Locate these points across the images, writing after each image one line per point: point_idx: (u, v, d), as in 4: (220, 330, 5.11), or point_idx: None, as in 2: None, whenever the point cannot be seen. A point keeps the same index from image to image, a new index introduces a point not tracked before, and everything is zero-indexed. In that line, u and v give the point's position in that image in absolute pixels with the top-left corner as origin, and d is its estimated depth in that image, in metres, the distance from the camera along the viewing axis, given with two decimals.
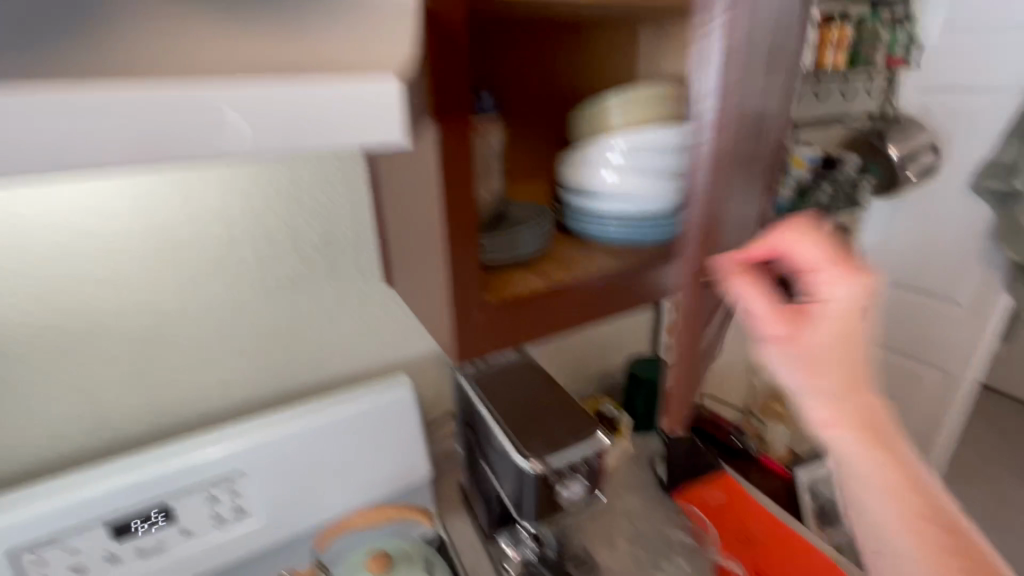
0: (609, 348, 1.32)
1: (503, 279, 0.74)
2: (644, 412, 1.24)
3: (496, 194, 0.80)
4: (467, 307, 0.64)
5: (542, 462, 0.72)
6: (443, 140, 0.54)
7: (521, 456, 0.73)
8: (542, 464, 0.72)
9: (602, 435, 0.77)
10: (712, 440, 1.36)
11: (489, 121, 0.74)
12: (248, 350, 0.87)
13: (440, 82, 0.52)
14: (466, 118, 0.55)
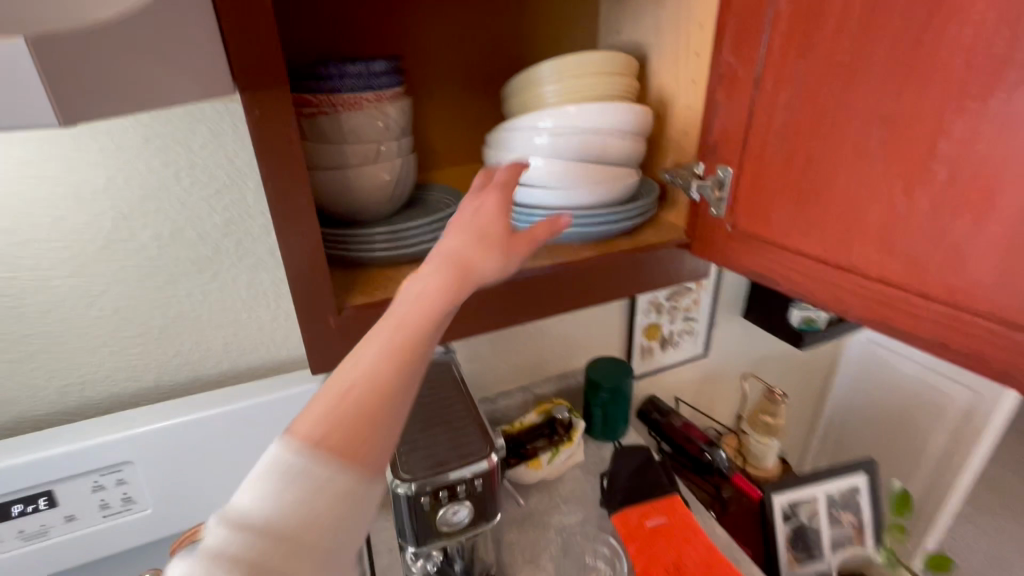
0: (573, 347, 1.22)
1: (386, 278, 0.66)
2: (601, 418, 1.15)
3: (398, 178, 0.72)
4: (318, 314, 0.56)
5: (416, 484, 0.65)
6: (255, 121, 0.46)
7: (392, 477, 0.67)
8: (415, 486, 0.65)
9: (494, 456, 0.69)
10: (682, 453, 1.25)
11: (381, 95, 0.66)
12: (156, 333, 0.84)
13: (246, 51, 0.44)
14: (283, 94, 0.46)
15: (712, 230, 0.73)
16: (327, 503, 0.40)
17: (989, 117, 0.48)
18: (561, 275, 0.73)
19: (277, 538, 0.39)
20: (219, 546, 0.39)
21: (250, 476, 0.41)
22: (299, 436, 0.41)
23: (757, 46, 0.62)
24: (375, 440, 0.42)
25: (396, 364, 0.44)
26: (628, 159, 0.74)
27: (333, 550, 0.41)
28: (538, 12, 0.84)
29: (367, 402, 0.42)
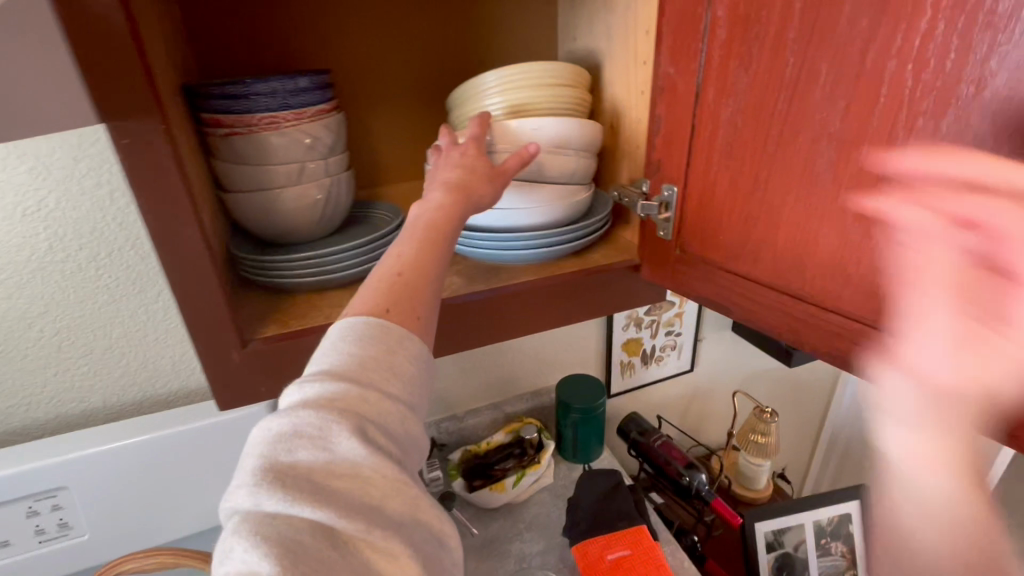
0: (546, 364, 1.17)
1: (306, 308, 0.63)
2: (571, 438, 1.11)
3: (333, 197, 0.69)
4: (218, 348, 0.54)
5: None
6: (126, 148, 0.44)
7: None
8: None
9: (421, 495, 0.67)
10: (661, 474, 1.20)
11: (308, 114, 0.62)
12: (99, 355, 0.82)
13: (105, 79, 0.41)
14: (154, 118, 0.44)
15: (662, 251, 0.67)
16: (400, 356, 0.47)
17: (942, 133, 0.42)
18: (499, 299, 0.67)
19: (368, 384, 0.45)
20: (317, 390, 0.43)
21: (324, 348, 0.47)
22: (362, 307, 0.50)
23: (698, 58, 0.56)
24: (422, 307, 0.51)
25: (429, 251, 0.54)
26: (577, 174, 0.69)
27: (408, 401, 0.47)
28: (488, 19, 0.80)
29: (409, 278, 0.52)
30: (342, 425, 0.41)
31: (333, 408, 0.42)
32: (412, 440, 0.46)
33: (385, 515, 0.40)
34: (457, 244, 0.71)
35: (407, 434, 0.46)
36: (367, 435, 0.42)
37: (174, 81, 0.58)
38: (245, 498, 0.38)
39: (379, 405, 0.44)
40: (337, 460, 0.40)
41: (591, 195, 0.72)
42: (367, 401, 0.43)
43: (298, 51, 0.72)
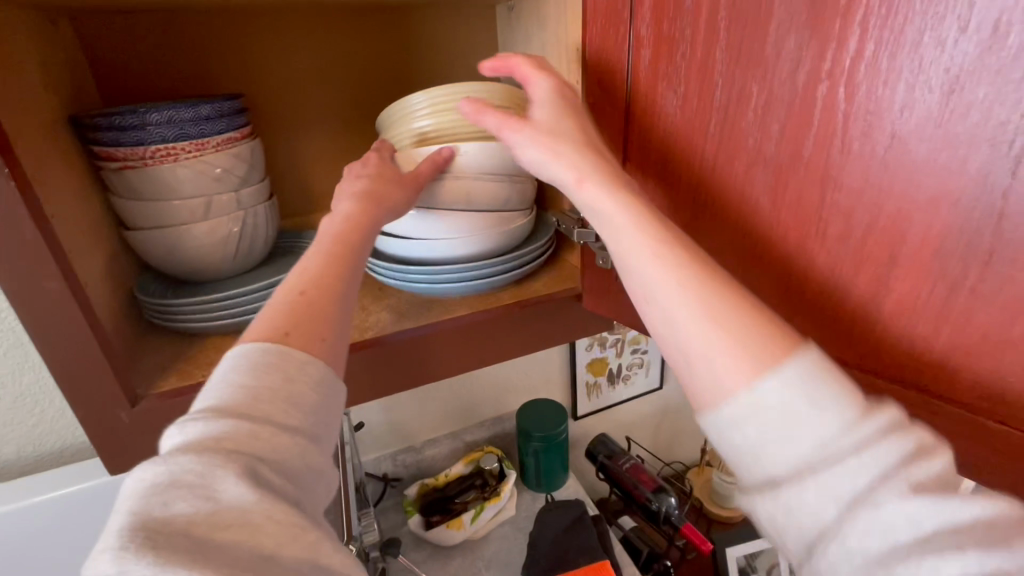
0: (508, 389, 1.13)
1: (212, 355, 0.58)
2: (533, 467, 1.07)
3: (250, 230, 0.63)
4: (102, 406, 0.49)
5: None
6: None
7: None
8: None
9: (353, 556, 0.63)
10: (628, 498, 1.17)
11: (209, 143, 0.58)
12: (9, 404, 0.76)
13: None
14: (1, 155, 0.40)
15: (604, 281, 0.62)
16: (302, 383, 0.41)
17: (880, 158, 0.36)
18: (432, 338, 0.61)
19: (263, 418, 0.38)
20: (201, 432, 0.36)
21: (212, 384, 0.40)
22: (258, 334, 0.44)
23: (625, 80, 0.52)
24: (328, 328, 0.46)
25: (335, 269, 0.50)
26: (512, 200, 0.65)
27: (310, 434, 0.41)
28: (423, 40, 0.77)
29: (313, 296, 0.47)
30: (228, 467, 0.33)
31: (219, 448, 0.34)
32: (312, 478, 0.40)
33: (281, 567, 0.31)
34: (390, 279, 0.66)
35: (308, 471, 0.39)
36: (258, 475, 0.35)
37: (56, 112, 0.54)
38: (106, 569, 0.28)
39: (275, 440, 0.37)
40: (222, 510, 0.32)
41: (530, 220, 0.69)
42: (262, 437, 0.37)
43: (214, 76, 0.68)
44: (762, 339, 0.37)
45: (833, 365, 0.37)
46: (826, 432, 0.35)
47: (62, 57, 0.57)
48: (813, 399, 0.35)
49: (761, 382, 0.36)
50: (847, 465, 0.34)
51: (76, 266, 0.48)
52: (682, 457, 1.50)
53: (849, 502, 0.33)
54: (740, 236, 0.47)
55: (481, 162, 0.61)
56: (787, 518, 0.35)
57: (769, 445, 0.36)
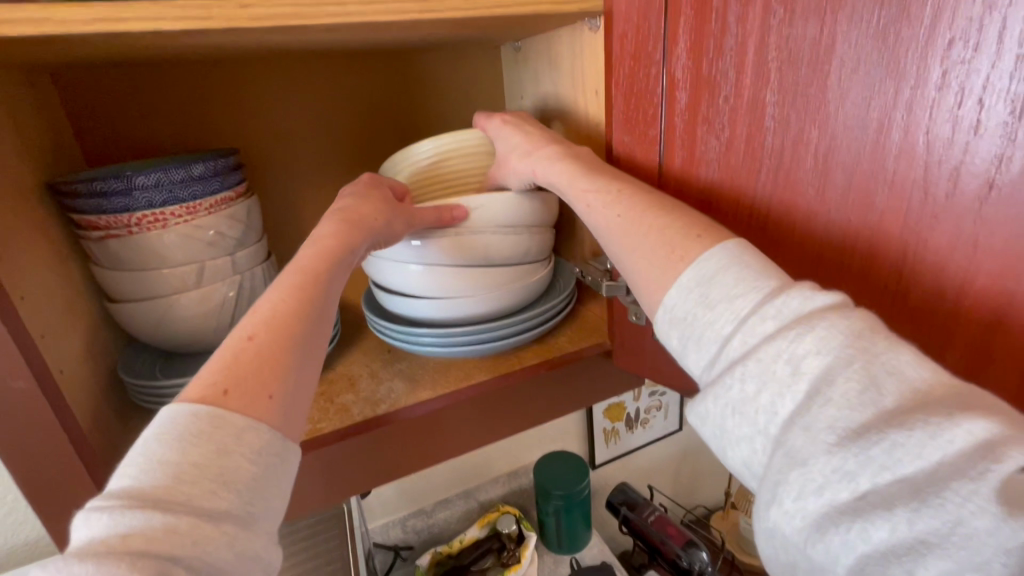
0: (524, 441, 1.06)
1: None
2: (554, 525, 0.99)
3: (247, 294, 0.58)
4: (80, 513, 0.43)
5: None
6: None
7: None
8: None
9: None
10: (655, 554, 1.09)
11: (205, 205, 0.53)
12: None
13: None
14: None
15: (635, 339, 0.56)
16: (240, 457, 0.32)
17: (975, 210, 0.30)
18: (448, 410, 0.55)
19: (186, 506, 0.29)
20: (108, 528, 0.27)
21: (129, 457, 0.30)
22: (192, 397, 0.33)
23: (657, 124, 0.48)
24: (274, 383, 0.35)
25: (296, 308, 0.40)
26: (530, 252, 0.60)
27: (247, 515, 0.31)
28: (427, 88, 0.74)
29: (264, 342, 0.36)
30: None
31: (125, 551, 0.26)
32: (247, 566, 0.30)
33: None
34: (399, 342, 0.61)
35: (241, 561, 0.30)
36: None
37: (31, 178, 0.49)
38: None
39: (199, 533, 0.28)
40: None
41: (549, 272, 0.64)
42: (180, 532, 0.28)
43: (206, 129, 0.64)
44: (664, 259, 0.37)
45: (737, 267, 0.33)
46: (728, 333, 0.31)
47: (38, 116, 0.52)
48: (710, 301, 0.33)
49: (666, 295, 0.35)
50: (748, 376, 0.28)
51: (50, 354, 0.42)
52: (704, 501, 1.43)
53: (752, 414, 0.28)
54: (818, 217, 0.39)
55: (497, 217, 0.56)
56: (710, 428, 0.31)
57: (689, 352, 0.33)
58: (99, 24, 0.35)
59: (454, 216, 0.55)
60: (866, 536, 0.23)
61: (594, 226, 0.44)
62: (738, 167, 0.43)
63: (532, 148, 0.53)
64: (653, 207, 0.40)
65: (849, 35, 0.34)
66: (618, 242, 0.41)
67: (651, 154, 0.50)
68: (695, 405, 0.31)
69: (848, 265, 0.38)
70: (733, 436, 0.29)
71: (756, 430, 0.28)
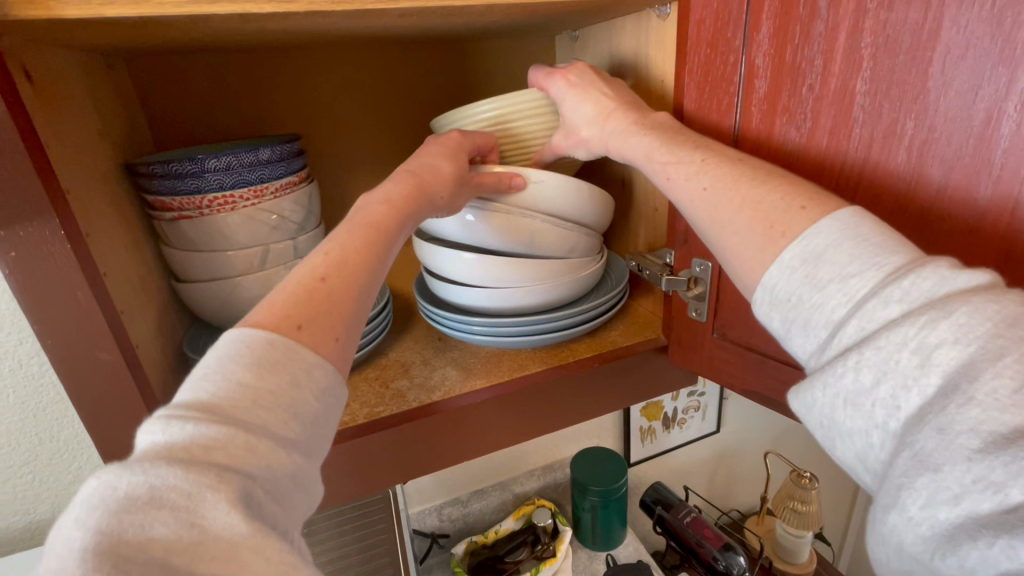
0: (560, 436, 1.06)
1: None
2: (589, 520, 0.98)
3: None
4: None
5: None
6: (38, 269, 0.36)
7: None
8: None
9: None
10: (689, 555, 1.07)
11: (273, 186, 0.54)
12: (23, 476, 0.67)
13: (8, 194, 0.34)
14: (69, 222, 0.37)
15: (692, 335, 0.55)
16: (307, 391, 0.31)
17: None
18: (501, 398, 0.55)
19: (262, 429, 0.28)
20: (188, 437, 0.26)
21: (203, 372, 0.29)
22: (267, 325, 0.32)
23: (732, 114, 0.45)
24: (342, 324, 0.34)
25: (367, 258, 0.38)
26: (578, 249, 0.60)
27: (308, 447, 0.31)
28: (481, 78, 0.74)
29: (337, 286, 0.35)
30: (222, 489, 0.24)
31: (209, 460, 0.25)
32: (300, 492, 0.30)
33: None
34: (448, 329, 0.61)
35: (299, 490, 0.30)
36: (252, 501, 0.26)
37: (110, 160, 0.50)
38: None
39: (273, 456, 0.28)
40: (209, 538, 0.23)
41: (602, 265, 0.63)
42: (258, 454, 0.27)
43: (270, 117, 0.65)
44: (763, 237, 0.36)
45: (853, 242, 0.32)
46: (840, 318, 0.31)
47: (115, 98, 0.54)
48: (819, 283, 0.32)
49: (766, 274, 0.35)
50: (865, 366, 0.28)
51: (129, 329, 0.44)
52: (738, 504, 1.40)
53: (869, 408, 0.28)
54: (925, 189, 0.35)
55: (554, 199, 0.56)
56: (817, 418, 0.31)
57: (794, 336, 0.34)
58: (189, 7, 0.36)
59: (513, 184, 0.54)
60: (1014, 555, 0.21)
61: (676, 201, 0.44)
62: (824, 139, 0.39)
63: (602, 116, 0.51)
64: (753, 186, 0.38)
65: (959, 19, 0.31)
66: (703, 218, 0.41)
67: (721, 129, 0.47)
68: (803, 392, 0.31)
69: (966, 239, 0.34)
70: (844, 427, 0.29)
71: (871, 423, 0.28)
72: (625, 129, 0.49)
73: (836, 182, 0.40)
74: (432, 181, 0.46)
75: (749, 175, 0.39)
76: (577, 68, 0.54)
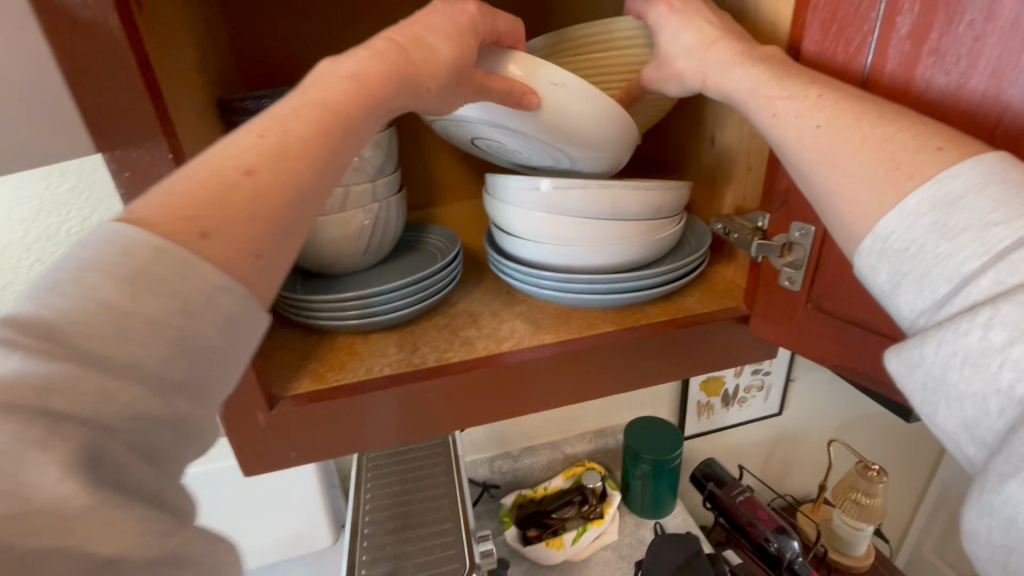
0: (615, 402, 1.05)
1: (349, 356, 0.53)
2: (640, 488, 0.98)
3: (381, 224, 0.59)
4: (244, 406, 0.47)
5: None
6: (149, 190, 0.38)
7: None
8: None
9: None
10: (740, 532, 1.05)
11: None
12: None
13: (126, 115, 0.36)
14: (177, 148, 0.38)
15: (783, 304, 0.51)
16: (205, 317, 0.27)
17: None
18: (570, 354, 0.54)
19: (127, 368, 0.24)
20: (16, 373, 0.22)
21: (54, 279, 0.24)
22: (159, 227, 0.27)
23: (862, 57, 0.40)
24: (266, 237, 0.29)
25: (307, 152, 0.32)
26: (661, 210, 0.56)
27: (201, 384, 0.27)
28: (564, 20, 0.70)
29: (266, 183, 0.30)
30: (50, 454, 0.21)
31: (38, 413, 0.22)
32: (187, 433, 0.27)
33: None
34: (517, 283, 0.60)
35: (181, 432, 0.27)
36: (99, 460, 0.23)
37: (207, 94, 0.52)
38: None
39: (142, 403, 0.24)
40: (35, 509, 0.20)
41: (681, 227, 0.60)
42: (117, 402, 0.24)
43: None
44: (884, 177, 0.34)
45: (999, 186, 0.29)
46: (968, 272, 0.29)
47: (212, 35, 0.55)
48: (951, 232, 0.30)
49: (881, 222, 0.33)
50: (998, 323, 0.27)
51: None
52: (793, 490, 1.35)
53: (992, 369, 0.27)
54: None
55: (575, 112, 0.47)
56: (921, 377, 0.31)
57: (903, 291, 0.32)
58: None
59: (523, 103, 0.44)
60: None
61: (780, 141, 0.40)
62: (986, 79, 0.34)
63: (709, 41, 0.46)
64: (878, 124, 0.35)
65: None
66: (809, 159, 0.37)
67: (850, 68, 0.41)
68: (912, 349, 0.31)
69: None
70: (955, 390, 0.29)
71: (992, 386, 0.27)
72: (727, 62, 0.44)
73: (995, 133, 0.34)
74: (426, 67, 0.38)
75: (872, 114, 0.36)
76: None
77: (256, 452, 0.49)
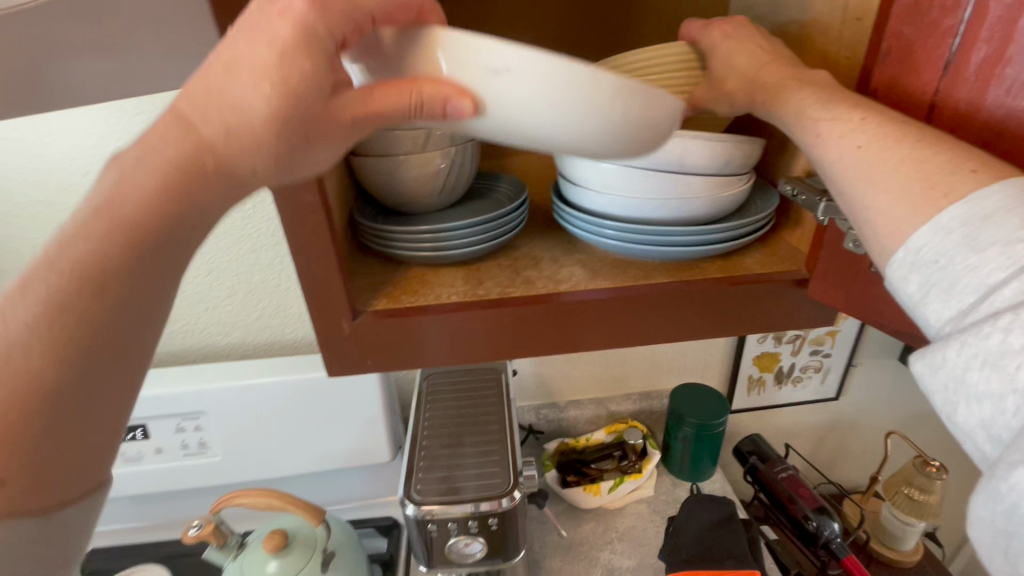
0: (664, 365, 1.07)
1: (422, 284, 0.59)
2: (681, 451, 1.00)
3: (456, 167, 0.63)
4: (333, 315, 0.54)
5: (423, 507, 0.64)
6: None
7: (404, 493, 0.67)
8: (422, 509, 0.64)
9: (516, 494, 0.65)
10: (779, 508, 1.05)
11: None
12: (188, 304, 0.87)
13: None
14: None
15: (846, 268, 0.51)
16: None
17: None
18: (624, 301, 0.57)
19: None
20: None
21: None
22: None
23: (949, 42, 0.39)
24: None
25: None
26: (729, 166, 0.57)
27: None
28: None
29: None
30: None
31: None
32: None
33: None
34: (579, 233, 0.62)
35: None
36: None
37: None
38: None
39: None
40: None
41: (749, 187, 0.60)
42: None
43: None
44: (919, 195, 0.36)
45: None
46: (994, 282, 0.32)
47: None
48: (978, 245, 0.33)
49: (914, 235, 0.36)
50: (1017, 327, 0.29)
51: (325, 183, 0.52)
52: (843, 477, 1.32)
53: (1011, 370, 0.29)
54: None
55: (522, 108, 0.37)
56: (943, 380, 0.33)
57: (931, 300, 0.35)
58: None
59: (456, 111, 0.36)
60: None
61: (846, 112, 0.41)
62: None
63: None
64: (917, 146, 0.37)
65: None
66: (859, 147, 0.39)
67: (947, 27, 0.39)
68: (934, 355, 0.33)
69: None
70: (974, 389, 0.31)
71: (1010, 386, 0.29)
72: (777, 84, 0.47)
73: None
74: None
75: (910, 137, 0.38)
76: (733, 22, 0.54)
77: (340, 355, 0.56)
